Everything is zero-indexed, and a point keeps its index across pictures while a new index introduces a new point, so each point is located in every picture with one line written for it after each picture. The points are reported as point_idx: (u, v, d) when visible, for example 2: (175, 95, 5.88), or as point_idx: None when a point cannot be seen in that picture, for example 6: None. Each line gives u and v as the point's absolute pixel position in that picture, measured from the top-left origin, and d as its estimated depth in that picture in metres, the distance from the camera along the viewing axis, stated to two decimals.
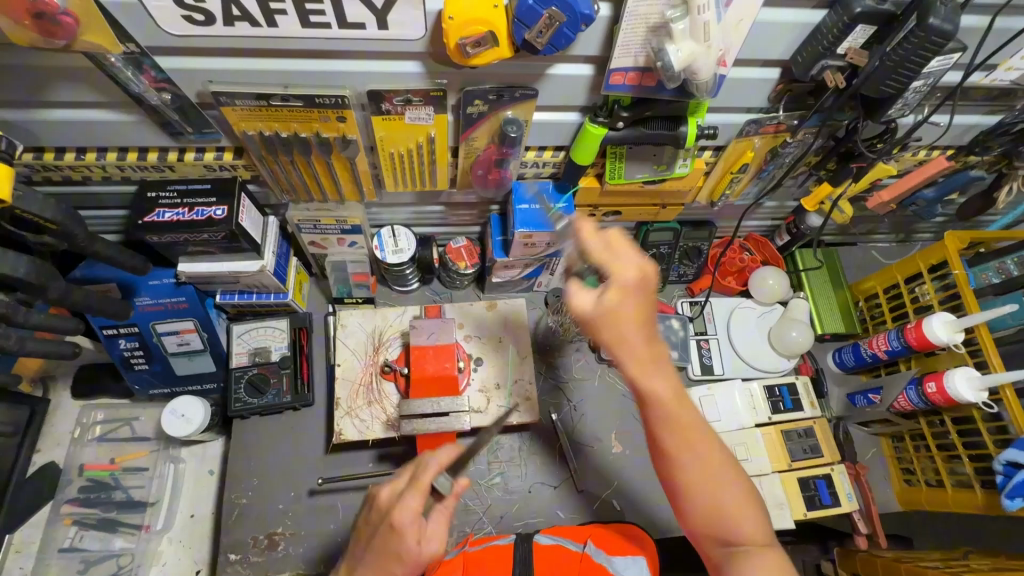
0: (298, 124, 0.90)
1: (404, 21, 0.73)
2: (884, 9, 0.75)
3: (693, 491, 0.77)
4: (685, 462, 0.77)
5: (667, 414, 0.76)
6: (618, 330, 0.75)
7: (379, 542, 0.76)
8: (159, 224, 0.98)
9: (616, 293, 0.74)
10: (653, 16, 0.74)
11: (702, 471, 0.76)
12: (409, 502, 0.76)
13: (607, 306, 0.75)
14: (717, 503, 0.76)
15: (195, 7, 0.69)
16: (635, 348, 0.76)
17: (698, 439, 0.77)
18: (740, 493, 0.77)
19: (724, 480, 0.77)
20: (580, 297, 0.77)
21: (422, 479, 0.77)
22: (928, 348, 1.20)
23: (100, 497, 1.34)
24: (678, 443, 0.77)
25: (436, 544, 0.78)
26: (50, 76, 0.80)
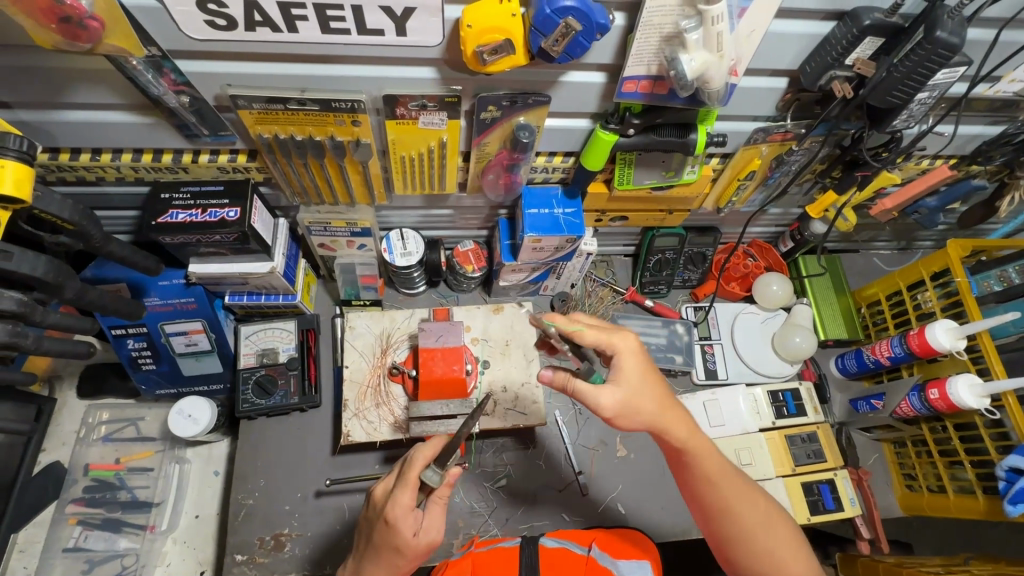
0: (313, 127, 0.91)
1: (423, 29, 0.74)
2: (893, 22, 0.77)
3: (749, 539, 0.86)
4: (737, 512, 0.86)
5: (707, 475, 0.86)
6: (647, 412, 0.83)
7: (378, 537, 0.84)
8: (172, 225, 0.98)
9: (632, 373, 0.83)
10: (667, 26, 0.75)
11: (756, 516, 0.86)
12: (399, 499, 0.82)
13: (635, 392, 0.82)
14: (773, 543, 0.86)
15: (218, 12, 0.70)
16: (661, 417, 0.85)
17: (741, 486, 0.88)
18: (789, 527, 0.88)
19: (774, 519, 0.88)
20: (603, 398, 0.81)
21: (408, 476, 0.83)
22: (931, 355, 1.21)
23: (105, 497, 1.34)
24: (725, 493, 0.86)
25: (433, 532, 0.85)
26: (70, 79, 0.81)
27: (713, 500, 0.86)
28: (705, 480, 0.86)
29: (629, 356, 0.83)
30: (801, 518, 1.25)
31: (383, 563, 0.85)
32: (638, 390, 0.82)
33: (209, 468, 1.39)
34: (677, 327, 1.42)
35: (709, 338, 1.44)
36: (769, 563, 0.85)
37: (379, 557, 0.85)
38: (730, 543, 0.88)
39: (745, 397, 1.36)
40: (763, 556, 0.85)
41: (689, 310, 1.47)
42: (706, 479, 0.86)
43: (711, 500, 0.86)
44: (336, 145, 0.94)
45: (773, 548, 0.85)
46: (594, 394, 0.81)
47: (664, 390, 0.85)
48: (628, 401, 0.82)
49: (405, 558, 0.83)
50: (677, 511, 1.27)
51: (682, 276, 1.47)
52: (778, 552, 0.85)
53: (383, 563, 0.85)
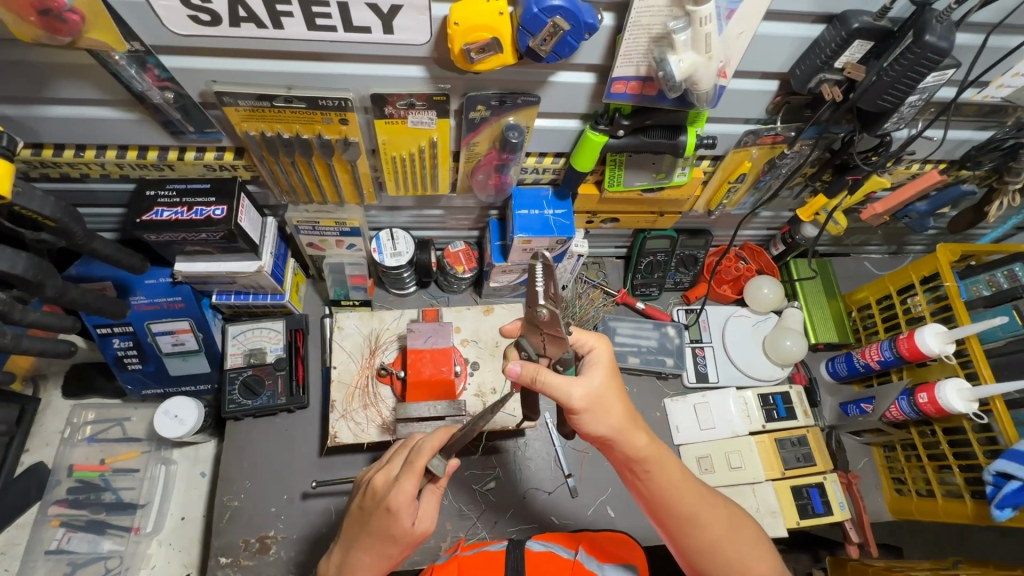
0: (300, 125, 0.90)
1: (410, 26, 0.73)
2: (882, 25, 0.76)
3: (717, 550, 0.84)
4: (703, 522, 0.84)
5: (671, 485, 0.84)
6: (611, 416, 0.82)
7: (375, 524, 0.82)
8: (157, 223, 0.97)
9: (601, 372, 0.83)
10: (656, 26, 0.74)
11: (722, 526, 0.84)
12: (403, 487, 0.80)
13: (601, 393, 0.82)
14: (741, 553, 0.83)
15: (201, 7, 0.69)
16: (622, 422, 0.83)
17: (706, 496, 0.86)
18: (756, 537, 0.86)
19: (742, 528, 0.86)
20: (573, 391, 0.80)
21: (416, 464, 0.80)
22: (920, 359, 1.21)
23: (89, 498, 1.32)
24: (689, 502, 0.84)
25: (428, 521, 0.84)
26: (52, 73, 0.80)
27: (678, 511, 0.84)
28: (669, 491, 0.84)
29: (602, 353, 0.85)
30: (790, 521, 1.25)
31: (375, 551, 0.84)
32: (604, 392, 0.82)
33: (195, 469, 1.37)
34: (668, 329, 1.41)
35: (700, 341, 1.44)
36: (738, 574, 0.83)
37: (374, 544, 0.83)
38: (697, 555, 0.85)
39: (735, 400, 1.36)
40: (731, 567, 0.83)
41: (681, 312, 1.46)
42: (670, 488, 0.84)
43: (675, 510, 0.84)
44: (324, 143, 0.93)
45: (741, 559, 0.83)
46: (564, 387, 0.79)
47: (627, 396, 0.84)
48: (593, 403, 0.81)
49: (399, 547, 0.82)
50: None
51: (673, 279, 1.47)
52: (747, 563, 0.83)
53: (375, 550, 0.83)
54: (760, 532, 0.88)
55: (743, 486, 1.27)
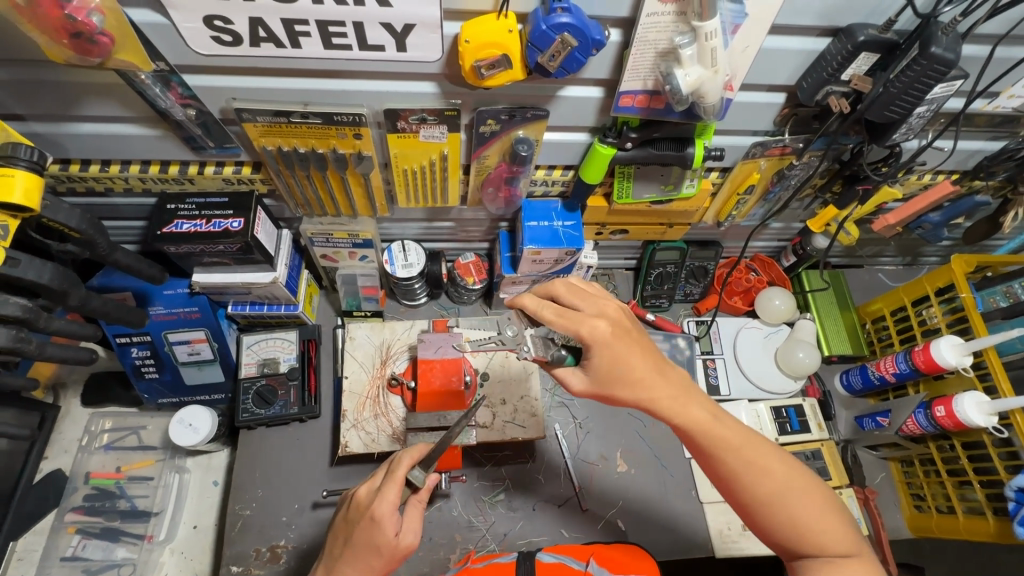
0: (314, 140, 0.93)
1: (423, 44, 0.76)
2: (889, 38, 0.77)
3: (778, 508, 0.78)
4: (759, 476, 0.79)
5: (717, 436, 0.80)
6: (627, 379, 0.80)
7: (360, 537, 0.83)
8: (176, 235, 1.00)
9: (597, 357, 0.79)
10: (662, 42, 0.76)
11: (779, 481, 0.79)
12: (386, 495, 0.83)
13: (605, 378, 0.81)
14: (802, 510, 0.78)
15: (224, 28, 0.72)
16: (633, 381, 0.80)
17: (752, 444, 0.81)
18: (820, 490, 0.80)
19: (804, 484, 0.80)
20: (574, 382, 0.83)
21: (397, 472, 0.85)
22: (936, 371, 1.19)
23: (105, 505, 1.35)
24: (740, 454, 0.79)
25: (412, 535, 0.85)
26: (80, 93, 0.83)
27: (730, 462, 0.79)
28: (716, 440, 0.80)
29: (592, 339, 0.78)
30: None
31: (359, 565, 0.84)
32: (618, 350, 0.79)
33: (208, 478, 1.39)
34: (679, 341, 1.40)
35: (711, 352, 1.43)
36: (801, 534, 0.78)
37: (358, 557, 0.83)
38: (755, 513, 0.80)
39: (747, 413, 1.34)
40: (792, 524, 0.78)
41: (691, 324, 1.46)
42: (717, 436, 0.80)
43: (725, 462, 0.79)
44: (339, 157, 0.96)
45: (802, 518, 0.78)
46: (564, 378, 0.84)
47: (642, 352, 0.80)
48: (609, 373, 0.80)
49: (383, 560, 0.82)
50: (678, 529, 1.25)
51: (684, 291, 1.46)
52: (814, 521, 0.78)
53: (359, 564, 0.84)
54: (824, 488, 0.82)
55: None
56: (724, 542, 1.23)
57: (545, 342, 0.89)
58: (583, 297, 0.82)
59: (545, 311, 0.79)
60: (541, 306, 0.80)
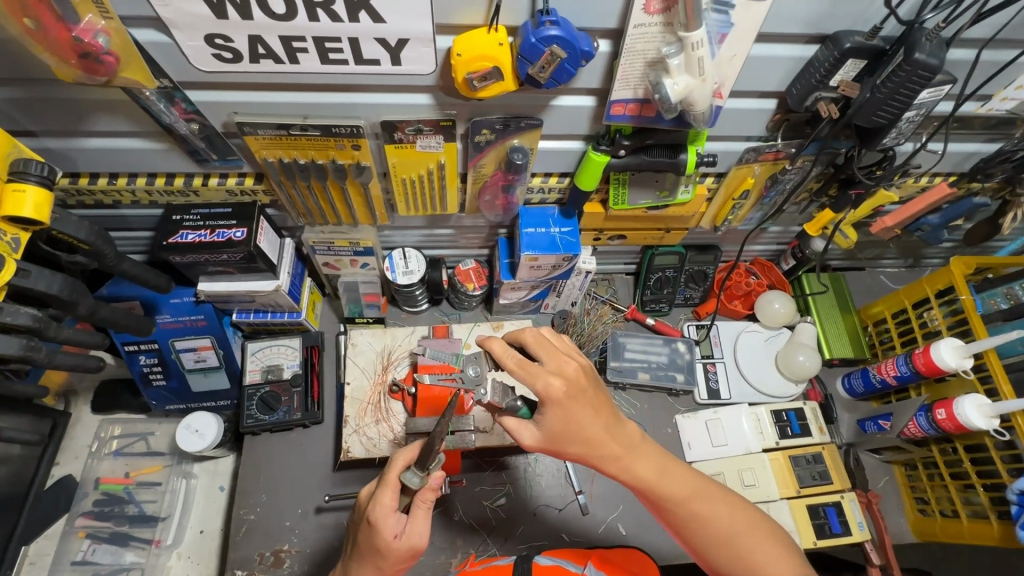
0: (314, 151, 0.96)
1: (416, 58, 0.78)
2: (875, 44, 0.78)
3: (729, 547, 0.84)
4: (708, 520, 0.85)
5: (666, 489, 0.85)
6: (579, 434, 0.81)
7: (363, 538, 0.85)
8: (182, 245, 1.03)
9: (556, 410, 0.79)
10: (651, 51, 0.78)
11: (729, 522, 0.85)
12: (381, 500, 0.84)
13: (558, 432, 0.80)
14: (756, 549, 0.84)
15: (225, 46, 0.75)
16: (589, 434, 0.81)
17: (704, 490, 0.87)
18: (765, 530, 0.86)
19: (749, 526, 0.86)
20: (524, 437, 0.82)
21: (388, 475, 0.84)
22: (937, 374, 1.19)
23: (114, 510, 1.37)
24: (688, 504, 0.85)
25: (417, 537, 0.84)
26: (88, 110, 0.86)
27: (681, 512, 0.85)
28: (667, 494, 0.85)
29: (550, 397, 0.77)
30: (807, 542, 1.22)
31: (368, 565, 0.86)
32: (575, 410, 0.79)
33: (214, 483, 1.41)
34: (679, 346, 1.41)
35: (711, 356, 1.44)
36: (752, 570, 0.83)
37: (365, 559, 0.85)
38: (711, 554, 0.86)
39: (748, 416, 1.34)
40: (742, 562, 0.83)
41: (691, 328, 1.46)
42: (665, 488, 0.85)
43: (677, 512, 0.85)
44: (338, 168, 0.98)
45: (752, 555, 0.83)
46: (513, 431, 0.83)
47: (596, 409, 0.81)
48: (563, 427, 0.80)
49: (388, 560, 0.84)
50: None
51: (683, 295, 1.47)
52: (769, 561, 0.83)
53: (368, 566, 0.86)
54: (772, 527, 0.88)
55: (758, 505, 1.25)
56: None
57: (504, 389, 0.88)
58: (547, 349, 0.81)
59: (508, 359, 0.77)
60: (506, 353, 0.77)
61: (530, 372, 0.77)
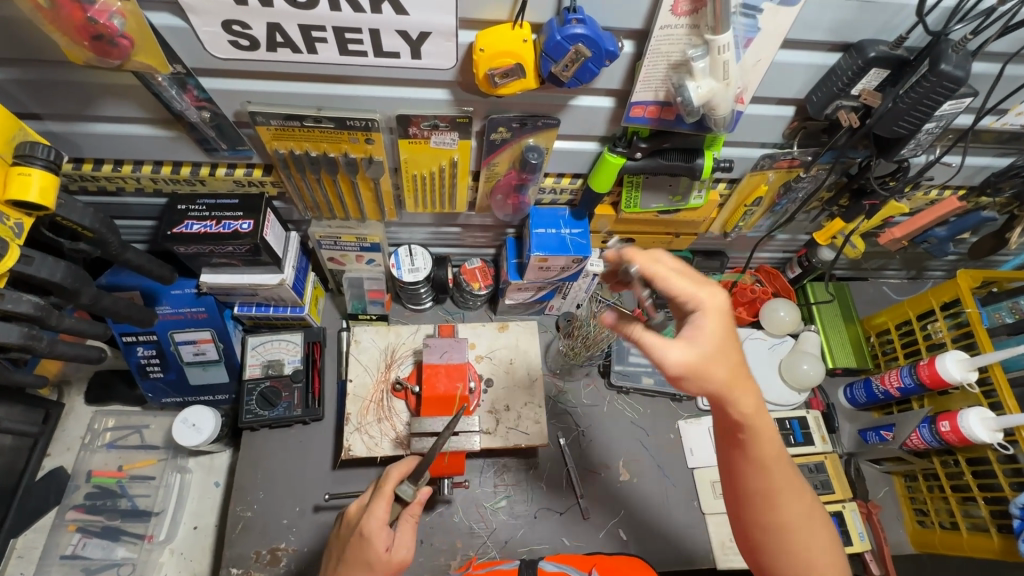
0: (327, 144, 0.94)
1: (437, 52, 0.76)
2: (899, 54, 0.78)
3: (790, 532, 0.79)
4: (783, 507, 0.78)
5: (770, 460, 0.77)
6: (731, 364, 0.72)
7: (350, 553, 0.82)
8: (187, 235, 1.01)
9: (710, 322, 0.72)
10: (675, 53, 0.77)
11: (801, 511, 0.79)
12: (374, 512, 0.84)
13: (711, 351, 0.71)
14: (814, 542, 0.79)
15: (242, 33, 0.73)
16: (729, 372, 0.72)
17: (795, 477, 0.80)
18: (824, 525, 0.82)
19: (814, 517, 0.81)
20: (671, 353, 0.71)
21: (385, 486, 0.86)
22: (942, 386, 1.19)
23: (105, 504, 1.34)
24: (779, 489, 0.78)
25: (405, 550, 0.84)
26: (97, 94, 0.84)
27: (775, 481, 0.77)
28: (764, 464, 0.77)
29: (711, 307, 0.73)
30: None
31: None
32: (716, 329, 0.72)
33: (209, 479, 1.38)
34: None
35: None
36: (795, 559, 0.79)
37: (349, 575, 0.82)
38: (764, 530, 0.80)
39: None
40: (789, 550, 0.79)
41: None
42: (759, 465, 0.77)
43: (771, 480, 0.77)
44: (350, 161, 0.97)
45: (803, 546, 0.78)
46: (660, 349, 0.71)
47: (744, 352, 0.74)
48: (711, 343, 0.72)
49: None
50: (680, 541, 1.24)
51: None
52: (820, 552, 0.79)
53: None
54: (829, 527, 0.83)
55: None
56: (726, 554, 1.23)
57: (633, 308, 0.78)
58: (694, 277, 0.75)
59: (677, 270, 0.74)
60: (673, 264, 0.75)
61: (694, 282, 0.74)
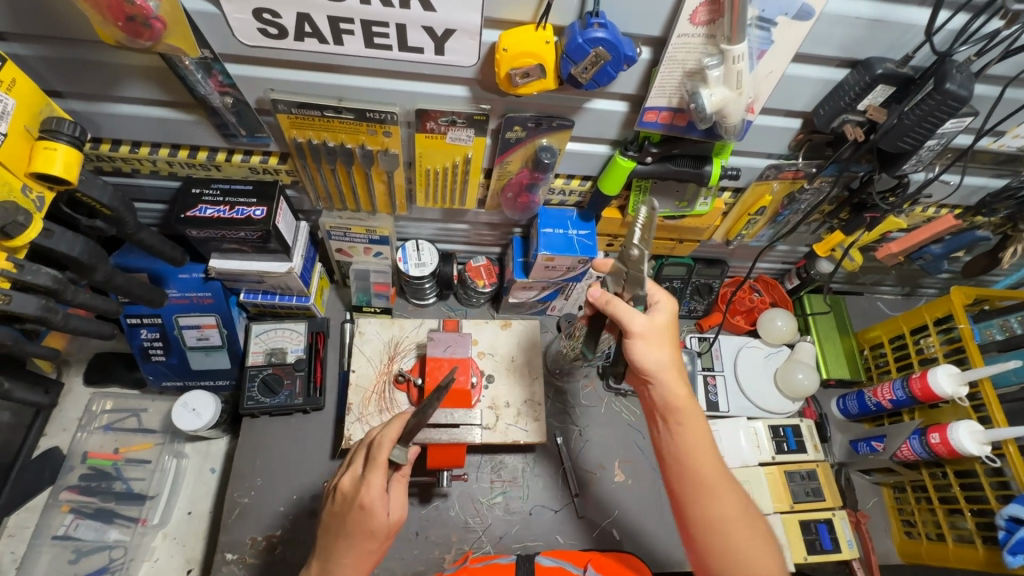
0: (345, 135, 0.95)
1: (459, 49, 0.79)
2: (905, 72, 0.81)
3: (711, 525, 0.80)
4: (702, 501, 0.81)
5: (688, 450, 0.83)
6: (664, 355, 0.86)
7: (352, 523, 0.84)
8: (200, 219, 1.02)
9: (659, 323, 0.87)
10: (691, 62, 0.80)
11: (727, 510, 0.80)
12: (371, 482, 0.84)
13: (658, 335, 0.86)
14: (738, 545, 0.79)
15: (272, 21, 0.75)
16: (659, 361, 0.86)
17: (722, 481, 0.82)
18: (761, 537, 0.80)
19: (749, 524, 0.80)
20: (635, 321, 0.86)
21: (379, 457, 0.85)
22: (933, 399, 1.22)
23: (100, 486, 1.34)
24: (697, 482, 0.82)
25: (401, 508, 0.88)
26: (122, 75, 0.86)
27: (694, 475, 0.82)
28: (682, 450, 0.84)
29: (665, 312, 0.88)
30: (798, 556, 1.25)
31: (353, 550, 0.85)
32: (664, 328, 0.87)
33: (205, 465, 1.39)
34: (681, 356, 1.42)
35: (712, 369, 1.45)
36: (718, 558, 0.80)
37: (353, 544, 0.85)
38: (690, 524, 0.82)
39: (745, 430, 1.36)
40: (716, 547, 0.80)
41: (694, 340, 1.47)
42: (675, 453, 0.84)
43: (690, 472, 0.82)
44: (366, 153, 0.98)
45: (731, 548, 0.79)
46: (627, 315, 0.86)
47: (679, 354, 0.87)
48: (654, 337, 0.86)
49: (378, 541, 0.85)
50: (672, 542, 1.26)
51: (688, 307, 1.49)
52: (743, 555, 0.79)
53: (355, 550, 0.85)
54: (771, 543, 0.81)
55: None
56: None
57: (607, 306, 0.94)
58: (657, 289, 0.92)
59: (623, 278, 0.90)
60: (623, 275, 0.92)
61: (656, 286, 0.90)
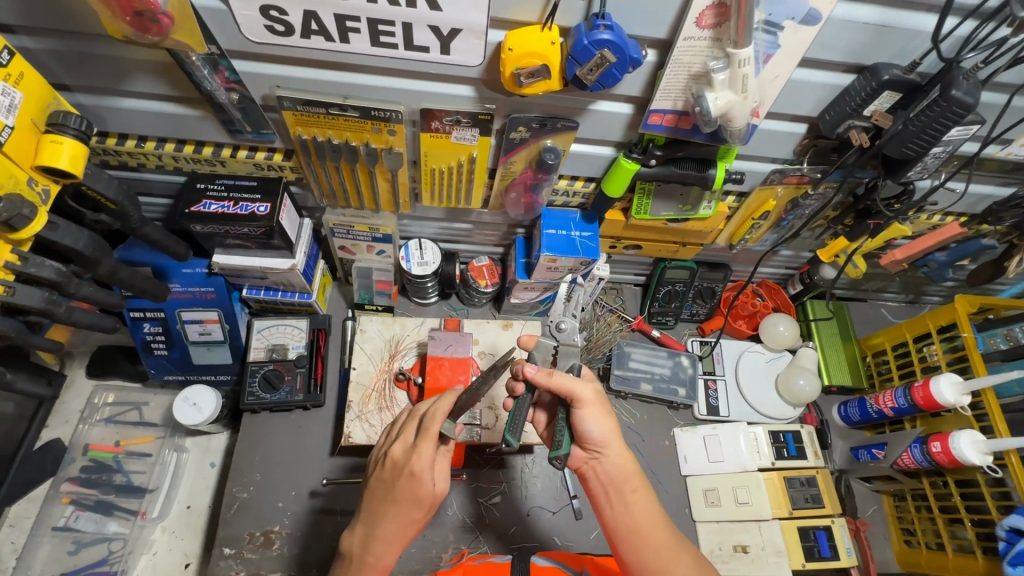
0: (349, 133, 0.96)
1: (465, 48, 0.79)
2: (912, 78, 0.81)
3: None
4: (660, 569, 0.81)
5: (636, 520, 0.83)
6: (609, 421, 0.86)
7: (399, 491, 0.83)
8: (204, 214, 1.02)
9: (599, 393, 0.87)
10: (696, 65, 0.79)
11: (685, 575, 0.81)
12: (422, 452, 0.83)
13: (600, 402, 0.86)
14: None
15: (278, 18, 0.75)
16: (605, 429, 0.85)
17: (673, 545, 0.83)
18: None
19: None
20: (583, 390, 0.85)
21: (432, 428, 0.83)
22: (935, 408, 1.21)
23: (101, 478, 1.35)
24: (650, 548, 0.82)
25: (445, 480, 0.87)
26: (129, 70, 0.86)
27: (648, 543, 0.82)
28: (631, 522, 0.83)
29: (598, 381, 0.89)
30: (796, 563, 1.24)
31: (397, 518, 0.84)
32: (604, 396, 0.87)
33: (205, 459, 1.39)
34: (683, 360, 1.40)
35: (713, 373, 1.44)
36: None
37: (398, 511, 0.83)
38: None
39: (745, 435, 1.35)
40: None
41: (695, 343, 1.48)
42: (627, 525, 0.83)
43: (644, 542, 0.82)
44: (370, 151, 0.98)
45: None
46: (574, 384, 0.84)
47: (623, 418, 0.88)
48: (598, 401, 0.86)
49: (424, 510, 0.84)
50: None
51: (690, 310, 1.49)
52: None
53: (399, 518, 0.84)
54: None
55: (748, 523, 1.27)
56: (714, 562, 1.24)
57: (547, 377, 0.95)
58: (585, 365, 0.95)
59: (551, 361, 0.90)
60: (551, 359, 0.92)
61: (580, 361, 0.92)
